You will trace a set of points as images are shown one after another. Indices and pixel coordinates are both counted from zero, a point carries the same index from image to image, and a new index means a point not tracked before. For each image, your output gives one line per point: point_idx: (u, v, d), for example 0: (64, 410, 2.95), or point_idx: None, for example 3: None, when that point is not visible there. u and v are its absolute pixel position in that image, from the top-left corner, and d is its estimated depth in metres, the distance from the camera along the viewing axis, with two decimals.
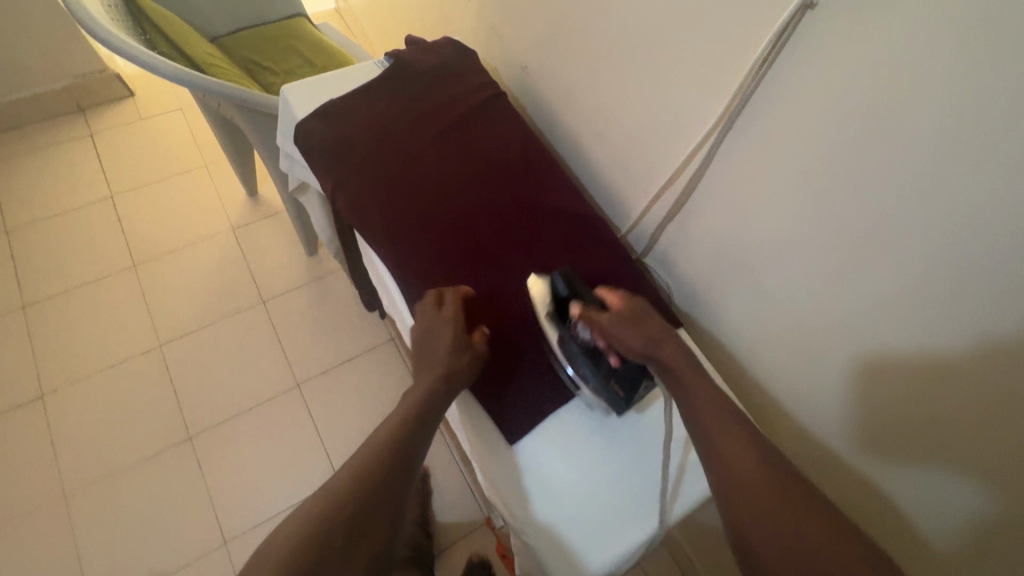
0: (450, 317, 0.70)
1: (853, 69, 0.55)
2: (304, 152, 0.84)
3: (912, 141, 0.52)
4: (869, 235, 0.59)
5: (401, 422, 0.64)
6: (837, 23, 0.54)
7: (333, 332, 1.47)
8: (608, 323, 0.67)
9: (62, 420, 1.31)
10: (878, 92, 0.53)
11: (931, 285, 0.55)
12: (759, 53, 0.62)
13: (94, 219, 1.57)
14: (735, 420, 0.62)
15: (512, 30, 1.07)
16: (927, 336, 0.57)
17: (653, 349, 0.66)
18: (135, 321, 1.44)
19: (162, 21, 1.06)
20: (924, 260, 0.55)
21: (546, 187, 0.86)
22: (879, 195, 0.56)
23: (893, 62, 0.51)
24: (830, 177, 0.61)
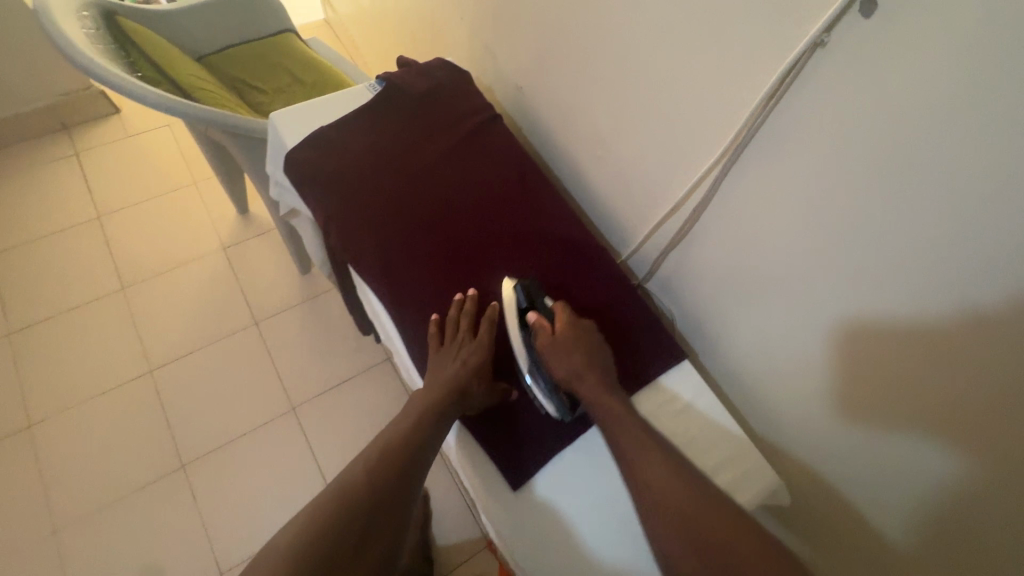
0: (481, 343, 0.71)
1: (862, 110, 0.53)
2: (295, 183, 0.82)
3: (926, 188, 0.50)
4: (881, 277, 0.58)
5: (404, 438, 0.65)
6: (847, 63, 0.52)
7: (328, 352, 1.45)
8: (545, 343, 0.69)
9: (52, 450, 1.28)
10: (889, 135, 0.51)
11: (946, 329, 0.53)
12: (765, 91, 0.60)
13: (81, 241, 1.54)
14: (658, 449, 0.61)
15: (506, 49, 1.05)
16: (943, 378, 0.56)
17: (574, 381, 0.68)
18: (125, 345, 1.41)
19: (146, 44, 1.03)
20: (939, 303, 0.53)
21: (542, 215, 0.84)
22: (889, 234, 0.55)
23: (903, 103, 0.49)
24: (838, 214, 0.59)
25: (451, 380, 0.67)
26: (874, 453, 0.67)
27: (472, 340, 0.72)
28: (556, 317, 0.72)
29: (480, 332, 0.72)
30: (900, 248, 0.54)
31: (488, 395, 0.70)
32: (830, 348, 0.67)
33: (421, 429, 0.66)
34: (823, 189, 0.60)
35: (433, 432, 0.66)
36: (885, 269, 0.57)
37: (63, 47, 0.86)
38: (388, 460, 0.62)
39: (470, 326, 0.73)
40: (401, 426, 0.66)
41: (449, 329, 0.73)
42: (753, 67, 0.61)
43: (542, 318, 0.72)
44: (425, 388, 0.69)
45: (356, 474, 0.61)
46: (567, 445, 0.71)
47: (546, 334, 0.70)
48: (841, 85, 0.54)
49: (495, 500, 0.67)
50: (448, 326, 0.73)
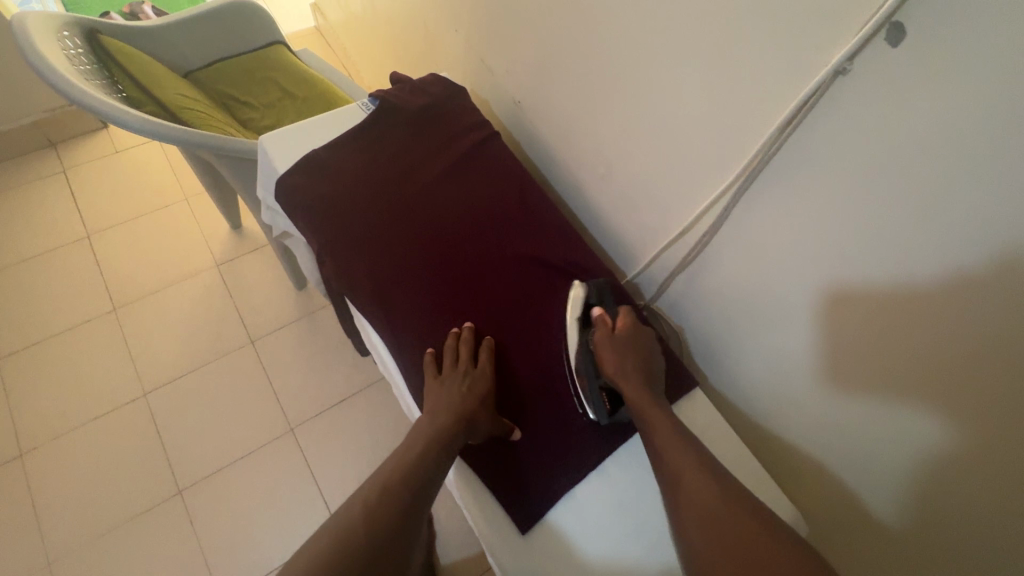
0: (484, 372, 0.69)
1: (884, 139, 0.50)
2: (287, 210, 0.79)
3: (955, 225, 0.47)
4: (905, 312, 0.55)
5: (409, 470, 0.60)
6: (871, 93, 0.50)
7: (325, 370, 1.42)
8: (603, 337, 0.70)
9: (44, 479, 1.24)
10: (914, 168, 0.49)
11: (979, 369, 0.50)
12: (783, 119, 0.57)
13: (70, 262, 1.50)
14: (687, 445, 0.60)
15: (502, 62, 1.02)
16: (970, 419, 0.53)
17: (620, 379, 0.67)
18: (118, 368, 1.37)
19: (130, 63, 1.00)
20: (969, 341, 0.50)
21: (545, 236, 0.81)
22: (916, 270, 0.52)
23: (931, 137, 0.46)
24: (857, 245, 0.57)
25: (457, 410, 0.64)
26: (889, 486, 0.64)
27: (474, 369, 0.69)
28: (620, 317, 0.73)
29: (480, 360, 0.70)
30: (921, 283, 0.52)
31: (492, 426, 0.67)
32: (847, 382, 0.64)
33: (430, 459, 0.61)
34: (841, 219, 0.57)
35: (440, 464, 0.62)
36: (903, 303, 0.54)
37: (42, 73, 0.83)
38: (394, 494, 0.58)
39: (470, 354, 0.70)
40: (406, 455, 0.62)
41: (450, 357, 0.70)
42: (766, 90, 0.59)
43: (606, 315, 0.73)
44: (428, 419, 0.65)
45: (358, 507, 0.56)
46: (576, 484, 0.68)
47: (605, 329, 0.70)
48: (863, 113, 0.51)
49: (502, 543, 0.65)
50: (447, 355, 0.70)
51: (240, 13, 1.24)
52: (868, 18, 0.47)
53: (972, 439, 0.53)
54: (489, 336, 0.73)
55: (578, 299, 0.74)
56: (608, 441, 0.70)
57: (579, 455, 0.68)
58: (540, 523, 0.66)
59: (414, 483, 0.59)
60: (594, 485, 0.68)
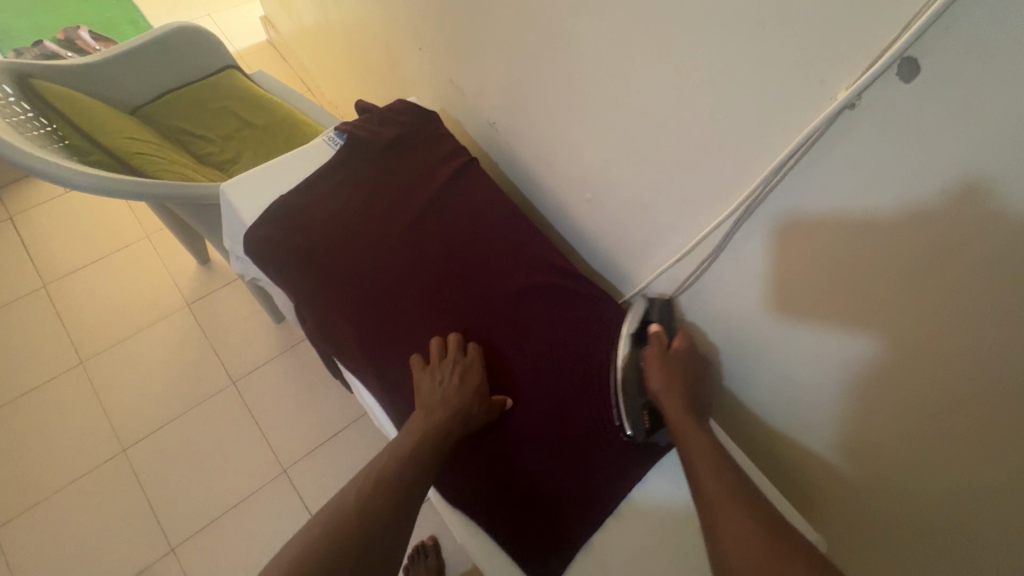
0: (472, 362, 0.67)
1: (897, 176, 0.47)
2: (258, 263, 0.73)
3: (980, 263, 0.45)
4: (921, 347, 0.52)
5: (402, 472, 0.56)
6: (878, 130, 0.47)
7: (314, 404, 1.37)
8: (655, 354, 0.67)
9: (24, 551, 1.17)
10: (930, 205, 0.46)
11: (999, 405, 0.49)
12: (787, 150, 0.54)
13: (28, 315, 1.41)
14: (725, 471, 0.56)
15: (471, 82, 0.97)
16: (995, 455, 0.51)
17: (665, 398, 0.64)
18: (93, 425, 1.30)
19: (69, 108, 0.93)
20: (990, 378, 0.48)
21: (537, 263, 0.78)
22: (932, 305, 0.50)
23: (949, 173, 0.44)
24: (870, 282, 0.54)
25: (453, 403, 0.62)
26: (908, 511, 0.62)
27: (463, 358, 0.68)
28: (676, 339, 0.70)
29: (469, 351, 0.69)
30: (948, 323, 0.49)
31: (486, 415, 0.66)
32: (868, 418, 0.61)
33: (426, 452, 0.58)
34: (849, 250, 0.54)
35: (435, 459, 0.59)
36: (918, 336, 0.52)
37: None
38: (383, 496, 0.53)
39: (458, 347, 0.68)
40: (401, 448, 0.59)
41: (437, 351, 0.67)
42: (763, 117, 0.55)
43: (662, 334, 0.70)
44: (422, 414, 0.62)
45: (352, 498, 0.53)
46: (593, 529, 0.65)
47: (659, 347, 0.68)
48: (876, 153, 0.48)
49: None
50: (437, 348, 0.67)
51: (187, 42, 1.16)
52: (874, 58, 0.44)
53: (998, 470, 0.51)
54: (472, 341, 0.70)
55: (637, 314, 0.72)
56: (624, 475, 0.67)
57: (593, 496, 0.66)
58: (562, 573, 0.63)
59: (410, 505, 0.54)
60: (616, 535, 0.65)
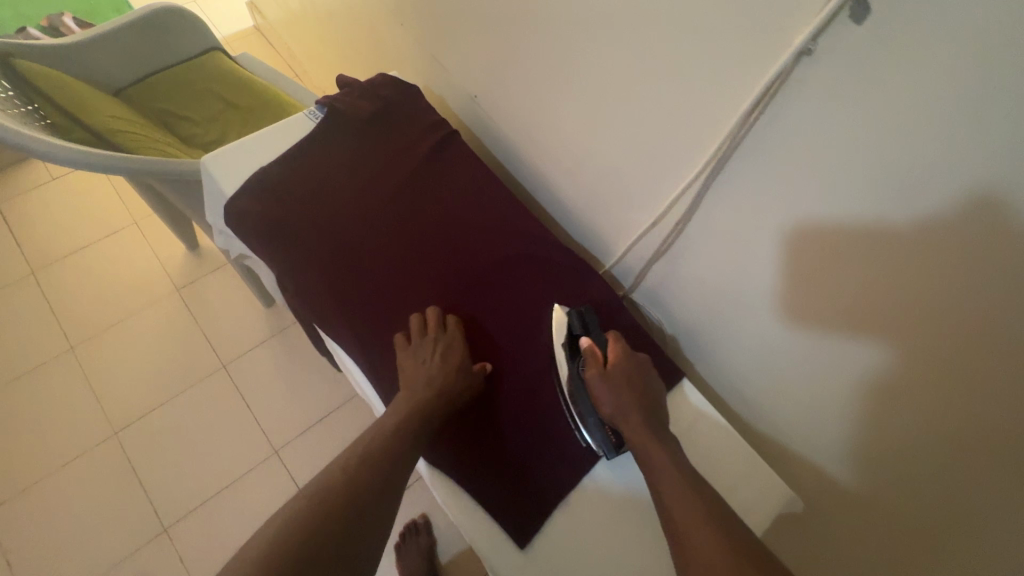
0: (453, 337, 0.68)
1: (857, 121, 0.48)
2: (239, 234, 0.74)
3: (937, 201, 0.46)
4: (885, 294, 0.53)
5: (388, 449, 0.57)
6: (838, 74, 0.48)
7: (305, 388, 1.38)
8: (594, 375, 0.63)
9: (18, 533, 1.18)
10: (887, 147, 0.47)
11: (960, 349, 0.50)
12: (749, 100, 0.55)
13: (18, 302, 1.41)
14: (686, 480, 0.55)
15: (453, 57, 0.97)
16: (955, 401, 0.53)
17: (617, 419, 0.61)
18: (84, 409, 1.31)
19: (51, 87, 0.93)
20: (953, 323, 0.49)
21: (517, 235, 0.78)
22: (894, 250, 0.51)
23: (904, 113, 0.45)
24: (834, 233, 0.55)
25: (436, 381, 0.63)
26: (878, 469, 0.64)
27: (444, 334, 0.68)
28: (609, 348, 0.66)
29: (449, 327, 0.69)
30: (907, 274, 0.50)
31: (472, 388, 0.66)
32: (837, 377, 0.63)
33: (410, 431, 0.59)
34: (816, 201, 0.55)
35: (417, 438, 0.59)
36: (882, 285, 0.53)
37: None
38: (363, 481, 0.53)
39: (438, 323, 0.69)
40: (385, 427, 0.59)
41: (416, 329, 0.67)
42: (731, 74, 0.56)
43: (595, 345, 0.66)
44: (405, 395, 0.63)
45: (334, 482, 0.53)
46: (570, 489, 0.66)
47: (595, 365, 0.64)
48: (832, 103, 0.49)
49: (500, 559, 0.62)
50: (416, 326, 0.68)
51: (171, 23, 1.15)
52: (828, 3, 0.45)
53: (963, 418, 0.53)
54: (453, 314, 0.71)
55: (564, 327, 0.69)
56: None
57: (572, 458, 0.67)
58: (542, 532, 0.64)
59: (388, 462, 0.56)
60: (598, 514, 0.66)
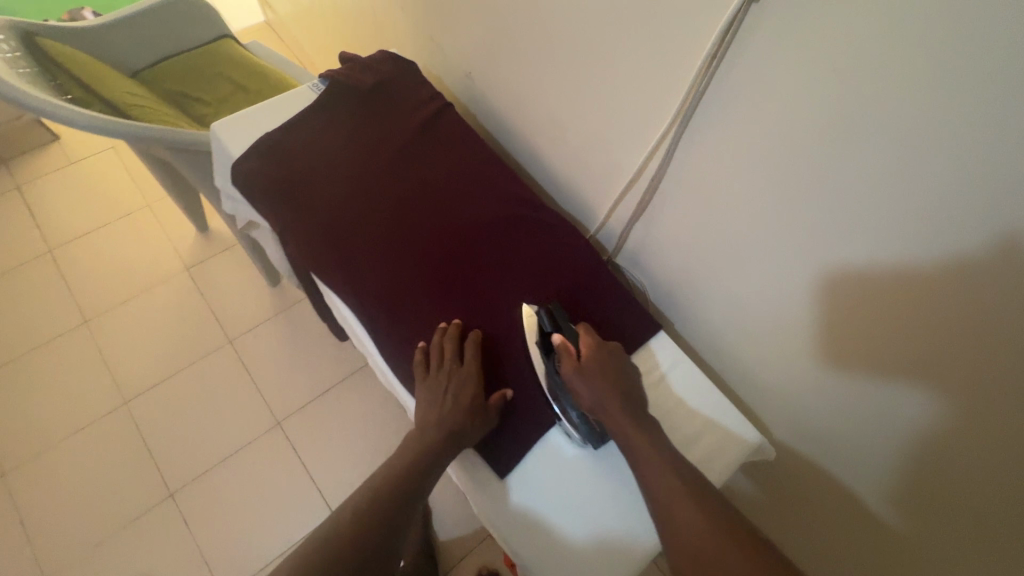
0: (469, 371, 0.67)
1: (804, 61, 0.54)
2: (246, 193, 0.79)
3: (880, 124, 0.51)
4: (840, 221, 0.59)
5: (395, 489, 0.59)
6: (782, 19, 0.54)
7: (308, 363, 1.42)
8: (570, 370, 0.65)
9: (31, 496, 1.23)
10: (830, 81, 0.53)
11: (911, 269, 0.55)
12: (707, 51, 0.61)
13: (35, 279, 1.47)
14: (670, 465, 0.58)
15: (449, 37, 1.03)
16: (905, 321, 0.58)
17: (597, 409, 0.63)
18: (96, 380, 1.36)
19: (72, 64, 0.99)
20: (903, 246, 0.54)
21: (509, 199, 0.83)
22: (846, 177, 0.56)
23: (844, 48, 0.50)
24: (794, 170, 0.61)
25: (446, 421, 0.64)
26: (849, 401, 0.68)
27: (460, 366, 0.68)
28: (581, 341, 0.68)
29: (466, 358, 0.68)
30: (860, 201, 0.56)
31: (486, 422, 0.66)
32: (805, 309, 0.68)
33: (416, 471, 0.61)
34: (774, 140, 0.61)
35: (423, 479, 0.61)
36: (841, 214, 0.58)
37: None
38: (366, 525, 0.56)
39: (455, 353, 0.69)
40: (395, 465, 0.62)
41: (433, 357, 0.68)
42: (698, 29, 0.62)
43: (566, 340, 0.68)
44: (418, 430, 0.64)
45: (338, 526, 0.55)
46: (551, 427, 0.70)
47: (570, 360, 0.65)
48: (781, 47, 0.55)
49: (483, 490, 0.67)
50: (434, 352, 0.68)
51: (185, 9, 1.22)
52: None
53: (922, 340, 0.57)
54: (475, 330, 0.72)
55: (535, 326, 0.70)
56: None
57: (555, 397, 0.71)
58: (523, 466, 0.68)
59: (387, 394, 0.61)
60: (603, 537, 0.65)
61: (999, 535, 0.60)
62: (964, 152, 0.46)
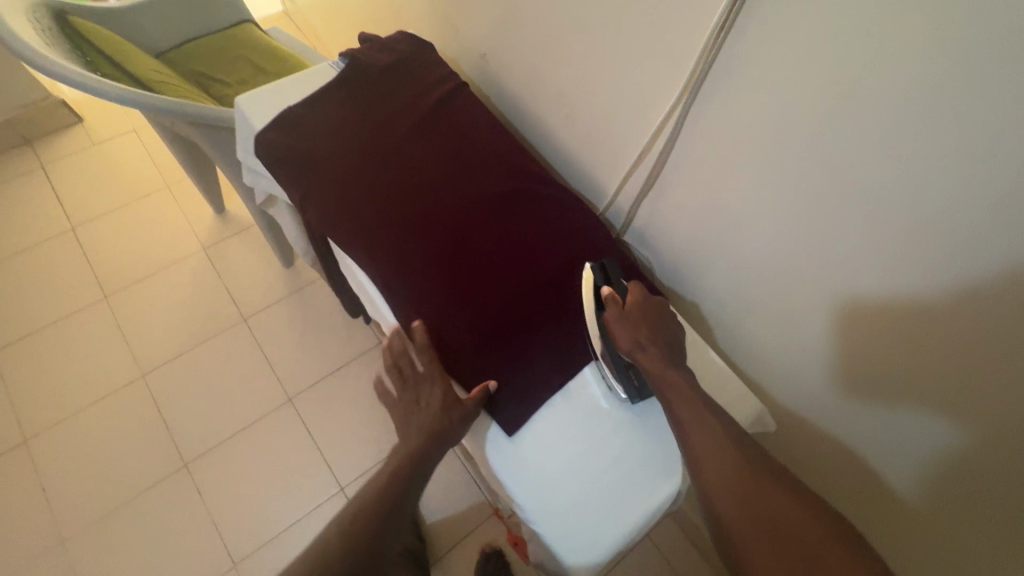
0: (432, 379, 0.71)
1: (808, 34, 0.56)
2: (267, 164, 0.82)
3: (880, 95, 0.53)
4: (839, 190, 0.61)
5: (387, 491, 0.64)
6: None
7: (320, 341, 1.46)
8: (614, 316, 0.68)
9: (50, 463, 1.27)
10: (834, 54, 0.55)
11: (910, 235, 0.57)
12: (714, 26, 0.63)
13: (58, 255, 1.52)
14: (720, 426, 0.61)
15: (464, 20, 1.05)
16: (906, 286, 0.61)
17: (639, 354, 0.67)
18: (114, 353, 1.40)
19: (101, 42, 1.02)
20: (900, 212, 0.57)
21: (519, 175, 0.85)
22: (850, 148, 0.58)
23: (846, 22, 0.52)
24: (794, 144, 0.63)
25: (424, 427, 0.67)
26: (857, 367, 0.72)
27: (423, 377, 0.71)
28: (629, 293, 0.72)
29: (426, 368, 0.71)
30: (863, 172, 0.58)
31: (467, 416, 0.69)
32: (812, 279, 0.70)
33: (404, 475, 0.66)
34: (780, 113, 0.63)
35: (410, 483, 0.65)
36: (842, 186, 0.61)
37: (21, 53, 0.86)
38: (360, 527, 0.60)
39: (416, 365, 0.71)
40: (382, 476, 0.66)
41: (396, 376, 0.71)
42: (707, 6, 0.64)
43: (615, 292, 0.71)
44: (398, 444, 0.68)
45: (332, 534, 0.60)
46: (558, 389, 0.73)
47: (616, 308, 0.69)
48: (787, 22, 0.57)
49: (494, 446, 0.70)
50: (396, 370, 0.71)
51: None
52: None
53: (924, 306, 0.60)
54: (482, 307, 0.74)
55: (592, 282, 0.73)
56: (585, 345, 0.75)
57: (566, 360, 0.74)
58: (531, 425, 0.71)
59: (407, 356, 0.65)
60: (611, 495, 0.68)
61: (994, 488, 0.64)
62: (962, 119, 0.48)
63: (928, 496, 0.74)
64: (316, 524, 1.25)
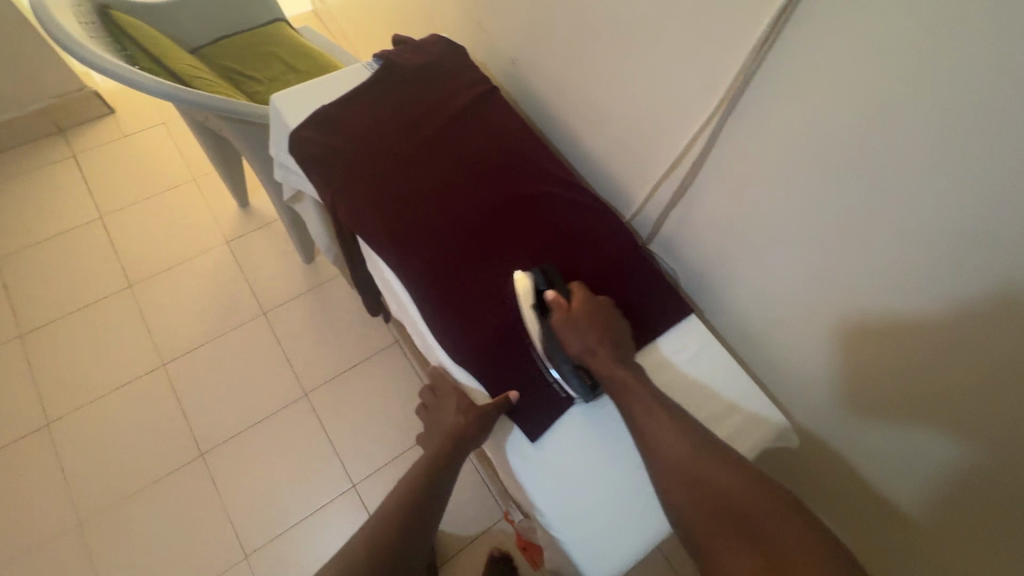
0: (449, 392, 0.75)
1: (849, 52, 0.55)
2: (300, 160, 0.83)
3: (922, 115, 0.52)
4: (872, 209, 0.60)
5: (409, 493, 0.67)
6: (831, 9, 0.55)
7: (337, 338, 1.47)
8: (562, 321, 0.69)
9: (71, 446, 1.29)
10: (875, 72, 0.54)
11: (944, 259, 0.56)
12: (757, 37, 0.61)
13: (86, 242, 1.55)
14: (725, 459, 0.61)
15: (496, 24, 1.05)
16: (938, 310, 0.59)
17: (589, 356, 0.68)
18: (136, 340, 1.42)
19: (140, 36, 1.05)
20: (935, 236, 0.55)
21: (546, 180, 0.86)
22: (889, 167, 0.56)
23: (890, 40, 0.51)
24: (830, 161, 0.62)
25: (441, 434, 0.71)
26: (879, 389, 0.70)
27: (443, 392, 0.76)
28: (573, 295, 0.72)
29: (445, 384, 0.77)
30: (899, 193, 0.56)
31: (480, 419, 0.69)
32: (840, 297, 0.69)
33: (424, 479, 0.68)
34: (816, 128, 0.61)
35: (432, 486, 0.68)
36: (876, 205, 0.59)
37: (63, 43, 0.88)
38: (385, 529, 0.64)
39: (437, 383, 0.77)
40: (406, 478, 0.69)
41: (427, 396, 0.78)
42: (745, 19, 0.63)
43: (559, 295, 0.71)
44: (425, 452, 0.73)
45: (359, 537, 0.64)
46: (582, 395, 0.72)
47: (562, 312, 0.69)
48: (829, 38, 0.56)
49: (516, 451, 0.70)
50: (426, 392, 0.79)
51: None
52: None
53: (953, 330, 0.59)
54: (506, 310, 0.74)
55: (528, 286, 0.71)
56: None
57: None
58: (554, 431, 0.71)
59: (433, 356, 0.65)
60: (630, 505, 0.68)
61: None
62: (1004, 144, 0.47)
63: (952, 525, 0.72)
64: (327, 519, 1.26)
